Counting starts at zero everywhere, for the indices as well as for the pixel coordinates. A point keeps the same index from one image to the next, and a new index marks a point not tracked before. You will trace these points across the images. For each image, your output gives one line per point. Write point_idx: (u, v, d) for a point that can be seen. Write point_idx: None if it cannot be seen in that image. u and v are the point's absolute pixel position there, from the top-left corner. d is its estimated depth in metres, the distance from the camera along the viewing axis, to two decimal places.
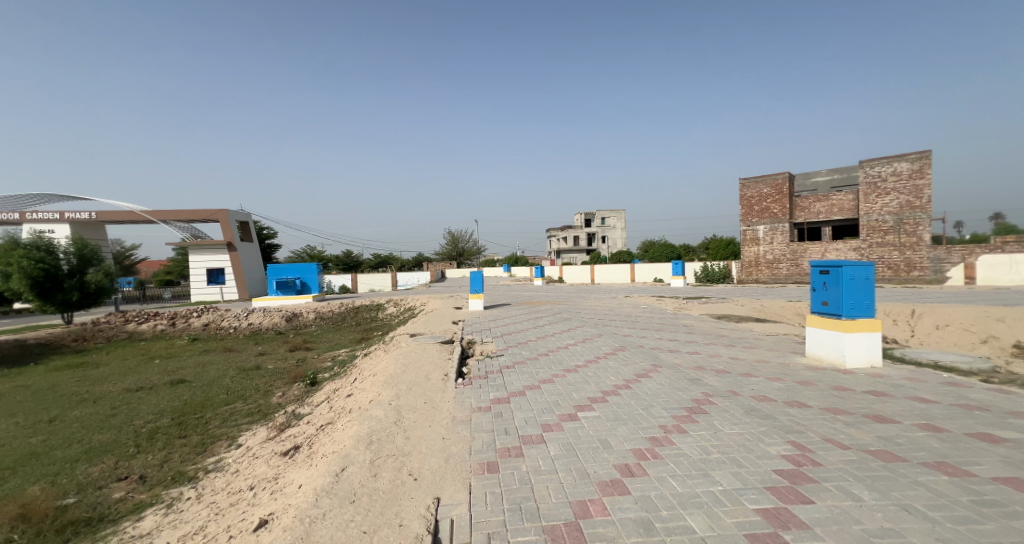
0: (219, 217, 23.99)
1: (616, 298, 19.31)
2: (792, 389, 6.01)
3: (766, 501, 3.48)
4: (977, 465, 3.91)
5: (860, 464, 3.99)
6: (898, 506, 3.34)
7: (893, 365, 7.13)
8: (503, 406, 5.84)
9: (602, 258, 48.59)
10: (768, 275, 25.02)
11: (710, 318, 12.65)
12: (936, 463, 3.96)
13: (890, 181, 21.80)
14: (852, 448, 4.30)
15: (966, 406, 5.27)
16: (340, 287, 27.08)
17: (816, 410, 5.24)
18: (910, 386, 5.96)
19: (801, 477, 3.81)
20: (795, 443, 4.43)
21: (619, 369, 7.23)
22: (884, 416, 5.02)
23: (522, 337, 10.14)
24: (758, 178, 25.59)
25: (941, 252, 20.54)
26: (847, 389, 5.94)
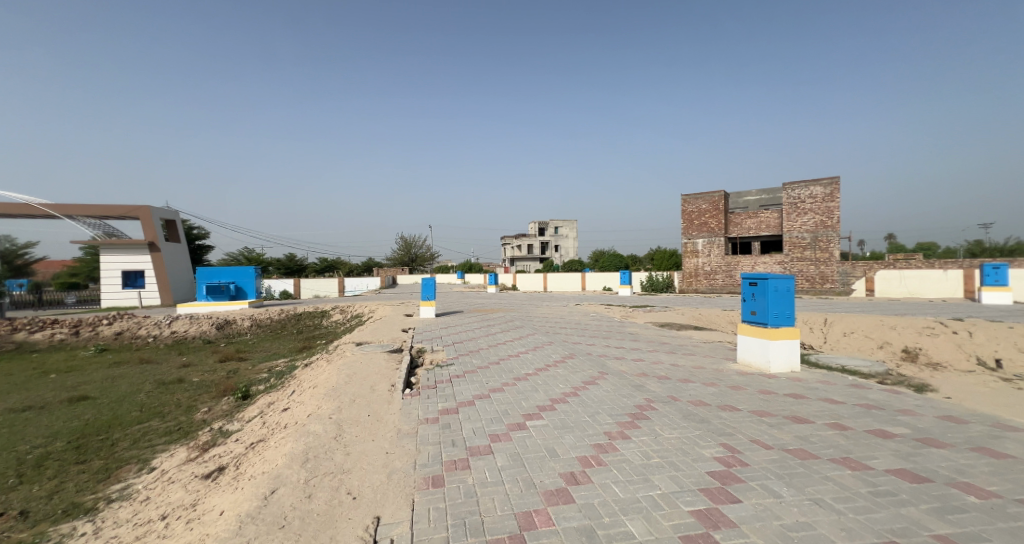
0: (139, 214, 21.95)
1: (567, 306, 19.57)
2: (724, 393, 6.28)
3: (699, 502, 3.56)
4: (874, 459, 4.25)
5: (781, 462, 4.20)
6: (811, 501, 3.54)
7: (807, 369, 7.68)
8: (451, 417, 5.67)
9: (555, 266, 49.36)
10: (706, 285, 26.44)
11: (653, 326, 13.11)
12: (843, 458, 4.26)
13: (807, 202, 23.83)
14: (774, 447, 4.52)
15: (866, 405, 5.75)
16: (281, 292, 25.61)
17: (744, 413, 5.49)
18: (823, 388, 6.43)
19: (730, 477, 3.95)
20: (726, 445, 4.60)
21: (568, 377, 7.26)
22: (802, 417, 5.35)
23: (473, 345, 9.99)
24: (697, 194, 27.02)
25: (848, 267, 22.61)
26: (770, 392, 6.29)
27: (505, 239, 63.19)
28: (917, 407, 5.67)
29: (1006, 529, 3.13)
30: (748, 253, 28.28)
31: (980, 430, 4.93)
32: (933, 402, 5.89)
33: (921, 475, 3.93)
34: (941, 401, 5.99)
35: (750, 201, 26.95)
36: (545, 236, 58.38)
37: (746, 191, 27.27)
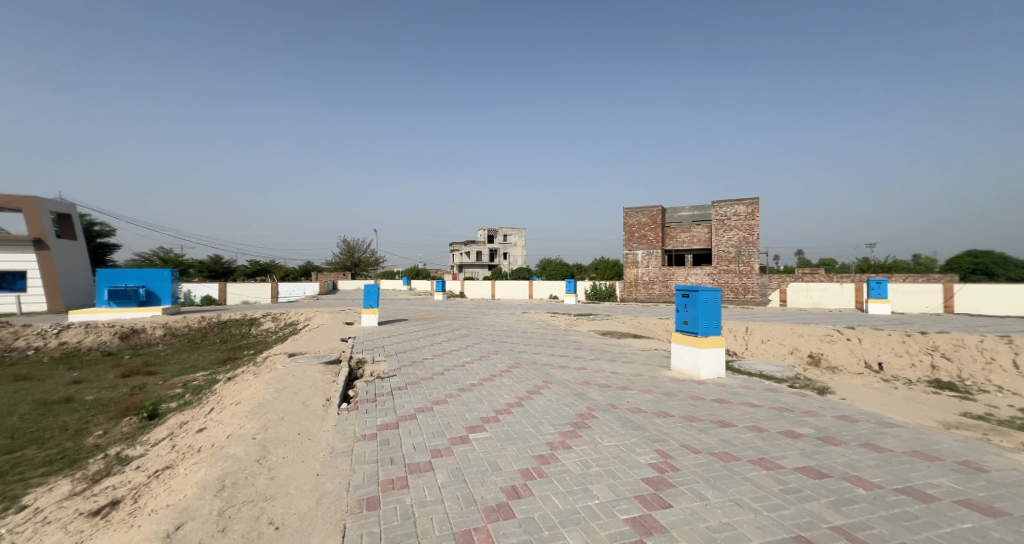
0: (23, 207, 19.55)
1: (515, 314, 19.54)
2: (659, 400, 6.42)
3: (634, 510, 3.55)
4: (784, 457, 4.49)
5: (707, 466, 4.30)
6: (732, 501, 3.65)
7: (730, 374, 8.08)
8: (391, 432, 5.34)
9: (503, 273, 49.47)
10: (644, 294, 27.50)
11: (595, 334, 13.36)
12: (759, 459, 4.45)
13: (732, 220, 25.67)
14: (702, 451, 4.64)
15: (779, 408, 6.11)
16: (202, 297, 23.35)
17: (676, 418, 5.62)
18: (744, 393, 6.77)
19: (662, 483, 3.98)
20: (660, 451, 4.65)
21: (512, 387, 7.14)
22: (725, 420, 5.57)
23: (418, 355, 9.61)
24: (638, 208, 28.18)
25: (765, 279, 24.48)
26: (699, 397, 6.52)
27: (454, 245, 62.45)
28: (819, 407, 6.12)
29: (887, 517, 3.42)
30: (681, 265, 29.88)
31: (868, 427, 5.40)
32: (832, 403, 6.40)
33: (822, 471, 4.20)
34: (839, 401, 6.53)
35: (684, 216, 28.48)
36: (494, 243, 58.36)
37: (680, 207, 28.86)
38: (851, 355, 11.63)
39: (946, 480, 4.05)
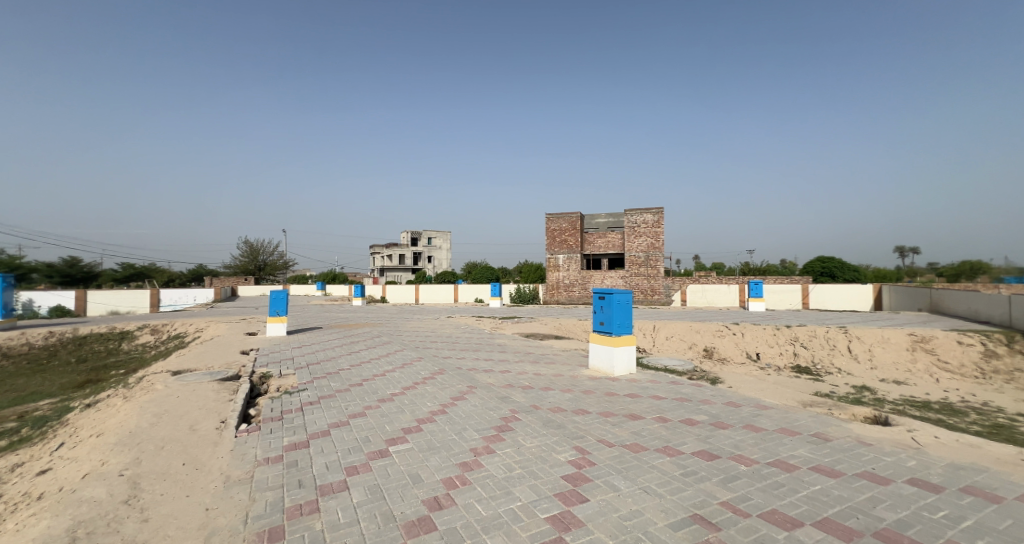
0: None
1: (438, 319, 19.01)
2: (578, 399, 6.49)
3: (554, 507, 3.48)
4: (684, 443, 4.73)
5: (619, 457, 4.39)
6: (640, 489, 3.74)
7: (639, 370, 8.47)
8: (299, 452, 4.79)
9: (427, 277, 48.26)
10: (566, 296, 28.37)
11: (519, 337, 13.37)
12: (664, 447, 4.64)
13: (641, 227, 27.44)
14: (615, 444, 4.74)
15: (680, 398, 6.50)
16: (52, 308, 19.92)
17: (593, 415, 5.72)
18: (652, 387, 7.12)
19: (580, 478, 3.97)
20: (578, 447, 4.67)
21: (436, 394, 6.82)
22: (637, 413, 5.77)
23: (332, 366, 8.87)
24: (559, 213, 28.98)
25: (670, 282, 26.45)
26: (613, 394, 6.71)
27: (374, 247, 59.69)
28: (712, 396, 6.61)
29: (764, 488, 3.74)
30: (599, 268, 31.31)
31: (749, 410, 5.93)
32: (722, 391, 6.97)
33: (713, 452, 4.49)
34: (727, 389, 7.13)
35: (601, 223, 29.77)
36: (417, 246, 56.82)
37: (597, 214, 30.19)
38: (739, 348, 12.87)
39: (803, 449, 4.56)
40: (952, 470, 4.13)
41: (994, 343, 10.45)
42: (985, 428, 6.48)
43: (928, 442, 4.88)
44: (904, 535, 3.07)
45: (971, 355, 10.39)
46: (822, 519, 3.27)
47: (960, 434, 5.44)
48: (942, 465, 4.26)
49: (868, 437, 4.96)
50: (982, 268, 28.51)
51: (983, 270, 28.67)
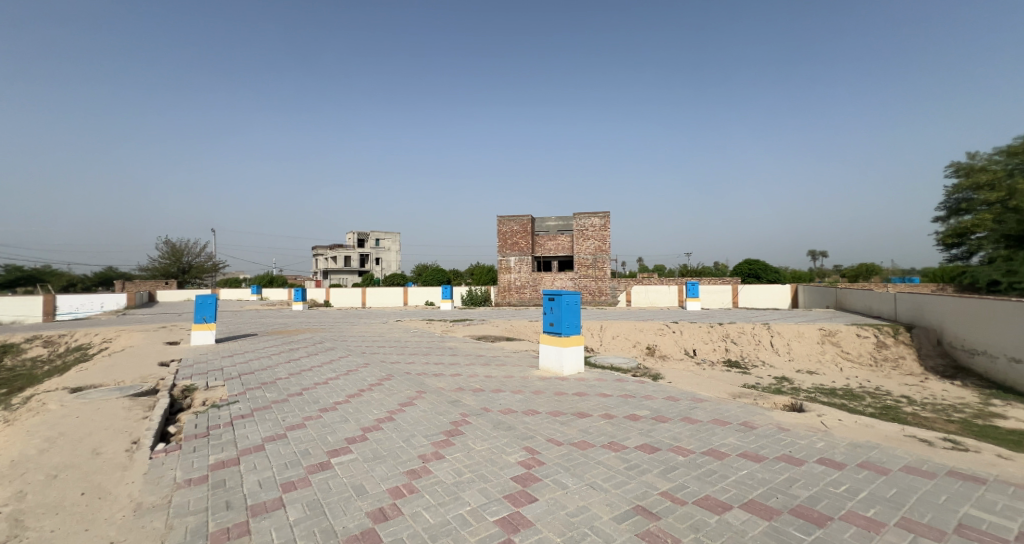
0: None
1: (386, 322, 18.39)
2: (528, 399, 6.44)
3: (503, 509, 3.38)
4: (627, 438, 4.80)
5: (568, 456, 4.37)
6: (587, 485, 3.72)
7: (586, 368, 8.60)
8: (227, 471, 4.34)
9: (374, 280, 46.67)
10: (517, 298, 28.47)
11: (470, 339, 13.20)
12: (610, 443, 4.68)
13: (589, 230, 28.12)
14: (563, 443, 4.72)
15: (624, 395, 6.64)
16: None
17: (543, 415, 5.67)
18: (598, 385, 7.22)
19: (530, 478, 3.90)
20: (528, 448, 4.59)
21: (383, 401, 6.51)
22: (584, 411, 5.80)
23: (268, 375, 8.24)
24: (510, 216, 29.06)
25: (617, 283, 27.29)
26: (562, 393, 6.73)
27: (317, 248, 56.82)
28: (653, 391, 6.82)
29: (698, 476, 3.85)
30: (549, 270, 31.75)
31: (687, 403, 6.17)
32: (662, 386, 7.21)
33: (654, 445, 4.59)
34: (667, 385, 7.39)
35: (551, 226, 30.22)
36: (364, 248, 54.87)
37: (547, 217, 30.64)
38: (680, 346, 13.42)
39: (733, 438, 4.77)
40: (851, 448, 4.51)
41: (884, 334, 11.70)
42: (880, 410, 7.18)
43: (834, 425, 5.31)
44: (814, 509, 3.29)
45: (868, 346, 11.58)
46: (748, 501, 3.43)
47: (860, 417, 5.98)
48: (844, 444, 4.64)
49: (787, 423, 5.31)
50: (873, 270, 32.35)
51: (874, 272, 32.57)
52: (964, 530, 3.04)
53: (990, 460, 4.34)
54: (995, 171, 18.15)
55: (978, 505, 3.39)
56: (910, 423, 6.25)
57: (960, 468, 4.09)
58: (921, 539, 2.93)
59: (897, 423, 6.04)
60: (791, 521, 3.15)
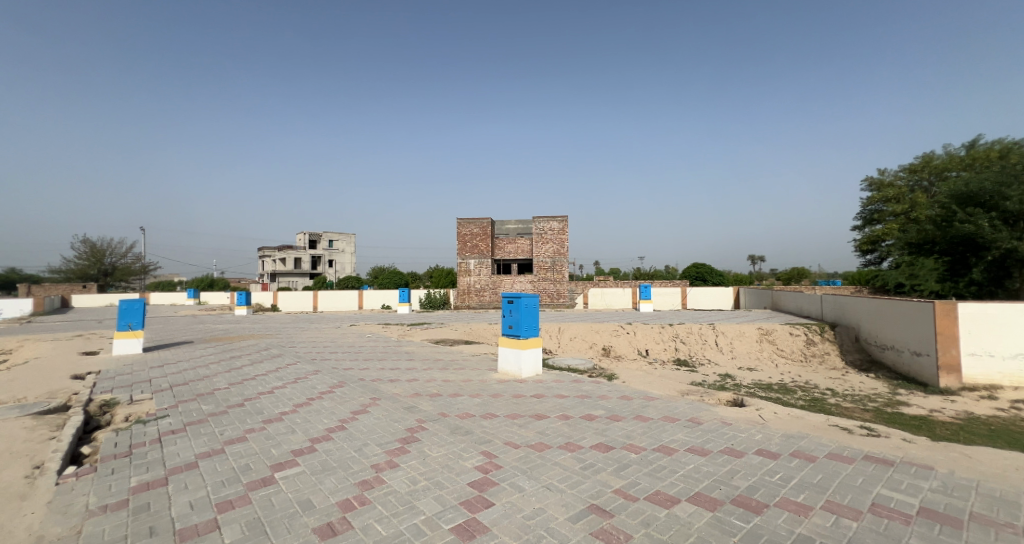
0: None
1: (339, 327, 17.64)
2: (487, 403, 6.35)
3: (459, 517, 3.27)
4: (583, 438, 4.83)
5: (526, 458, 4.32)
6: (544, 486, 3.69)
7: (544, 370, 8.61)
8: (153, 492, 3.89)
9: (327, 282, 44.81)
10: (476, 301, 28.25)
11: (428, 343, 12.90)
12: (566, 443, 4.68)
13: (548, 234, 28.42)
14: (521, 445, 4.66)
15: (580, 395, 6.70)
16: None
17: (501, 418, 5.60)
18: (555, 386, 7.25)
19: (486, 483, 3.81)
20: (485, 452, 4.49)
21: (334, 409, 6.16)
22: (542, 413, 5.79)
23: (204, 386, 7.61)
24: (470, 218, 28.84)
25: (575, 286, 27.73)
26: (520, 395, 6.70)
27: (262, 249, 53.69)
28: (608, 391, 6.93)
29: (649, 472, 3.92)
30: (509, 273, 31.80)
31: (639, 402, 6.31)
32: (617, 386, 7.36)
33: (609, 444, 4.64)
34: (621, 384, 7.55)
35: (510, 229, 30.31)
36: (316, 249, 52.62)
37: (506, 220, 30.67)
38: (634, 347, 13.78)
39: (681, 434, 4.92)
40: (786, 438, 4.78)
41: (812, 332, 12.60)
42: (810, 402, 7.69)
43: (771, 418, 5.61)
44: (752, 498, 3.44)
45: (799, 343, 12.45)
46: (695, 494, 3.52)
47: (793, 409, 6.37)
48: (780, 435, 4.91)
49: (730, 418, 5.55)
50: (803, 274, 35.02)
51: (804, 276, 35.29)
52: (877, 508, 3.28)
53: (898, 443, 4.75)
54: (900, 187, 20.14)
55: (888, 484, 3.67)
56: (837, 414, 6.73)
57: (874, 452, 4.43)
58: (842, 519, 3.13)
59: (825, 414, 6.49)
60: (732, 511, 3.26)
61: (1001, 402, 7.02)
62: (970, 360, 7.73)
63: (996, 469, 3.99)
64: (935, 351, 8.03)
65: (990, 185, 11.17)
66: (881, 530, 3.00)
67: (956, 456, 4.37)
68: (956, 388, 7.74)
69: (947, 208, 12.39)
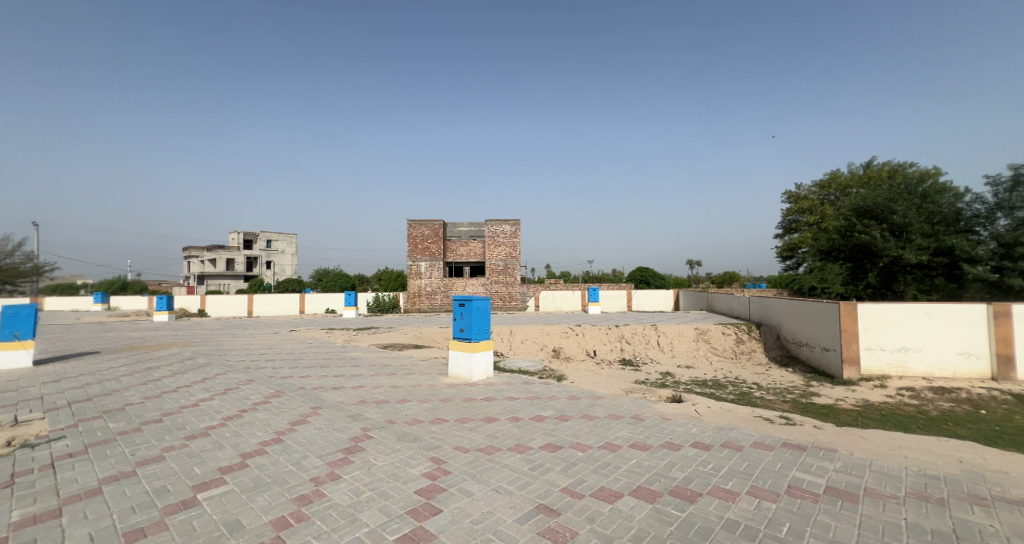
0: None
1: (278, 333, 16.57)
2: (436, 408, 6.23)
3: (405, 526, 3.17)
4: (532, 439, 4.86)
5: (474, 461, 4.29)
6: (492, 489, 3.68)
7: (495, 373, 8.59)
8: (44, 525, 3.41)
9: (264, 285, 42.01)
10: (427, 304, 27.70)
11: (376, 348, 12.47)
12: (516, 445, 4.70)
13: (501, 237, 28.44)
14: (470, 449, 4.62)
15: (530, 397, 6.76)
16: None
17: (450, 423, 5.51)
18: (506, 389, 7.26)
19: (434, 489, 3.72)
20: (433, 458, 4.40)
21: (269, 421, 5.77)
22: (491, 416, 5.77)
23: (114, 401, 6.84)
24: (421, 220, 28.24)
25: (526, 289, 27.97)
26: (470, 399, 6.64)
27: (189, 248, 49.35)
28: (557, 392, 7.05)
29: (595, 469, 4.02)
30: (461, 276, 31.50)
31: (587, 401, 6.47)
32: (566, 386, 7.50)
33: (557, 444, 4.71)
34: (569, 385, 7.71)
35: (463, 231, 30.04)
36: (253, 250, 49.29)
37: (459, 222, 30.32)
38: (582, 348, 14.12)
39: (625, 430, 5.10)
40: (718, 430, 5.10)
41: (742, 332, 13.63)
42: (740, 396, 8.28)
43: (705, 412, 5.96)
44: (689, 488, 3.62)
45: (730, 342, 13.38)
46: (637, 487, 3.65)
47: (725, 403, 6.82)
48: (713, 427, 5.24)
49: (669, 413, 5.84)
50: (735, 278, 37.70)
51: (735, 279, 38.00)
52: (794, 490, 3.57)
53: (810, 430, 5.23)
54: (814, 199, 22.23)
55: (803, 468, 4.03)
56: (762, 406, 7.30)
57: (791, 439, 4.84)
58: (764, 502, 3.38)
59: (752, 406, 7.02)
60: (670, 501, 3.42)
61: (890, 390, 7.95)
62: (867, 354, 8.67)
63: (885, 448, 4.50)
64: (839, 346, 8.92)
65: (881, 200, 12.60)
66: (795, 510, 3.27)
67: (855, 439, 4.88)
68: (856, 379, 8.64)
69: (848, 219, 13.83)
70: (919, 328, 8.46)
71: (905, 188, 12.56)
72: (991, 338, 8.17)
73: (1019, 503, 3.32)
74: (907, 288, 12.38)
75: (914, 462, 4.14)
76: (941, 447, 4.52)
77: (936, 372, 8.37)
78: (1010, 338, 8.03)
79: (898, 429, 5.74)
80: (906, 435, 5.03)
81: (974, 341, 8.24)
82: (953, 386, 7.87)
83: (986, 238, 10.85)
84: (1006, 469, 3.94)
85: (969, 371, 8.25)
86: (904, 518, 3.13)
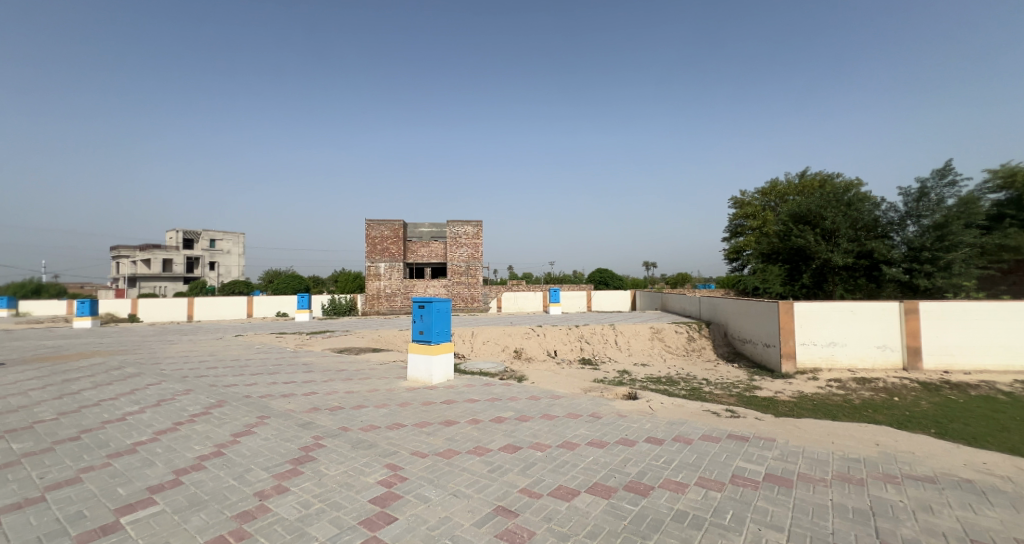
0: None
1: (223, 339, 15.64)
2: (394, 412, 6.12)
3: (358, 537, 3.11)
4: (492, 441, 4.89)
5: (433, 466, 4.26)
6: (451, 493, 3.68)
7: (456, 375, 8.56)
8: None
9: (207, 287, 39.49)
10: (387, 307, 27.09)
11: (331, 352, 12.04)
12: (475, 448, 4.70)
13: (462, 238, 28.28)
14: (429, 454, 4.58)
15: (490, 398, 6.78)
16: None
17: (408, 428, 5.43)
18: (467, 391, 7.24)
19: (390, 496, 3.68)
20: (390, 465, 4.33)
21: (208, 434, 5.46)
22: (451, 419, 5.74)
23: (23, 419, 6.20)
24: (380, 220, 27.57)
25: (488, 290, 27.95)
26: (430, 402, 6.58)
27: (120, 248, 45.51)
28: (517, 392, 7.13)
29: (553, 468, 4.11)
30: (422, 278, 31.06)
31: (546, 401, 6.57)
32: (526, 387, 7.59)
33: (516, 445, 4.76)
34: (530, 385, 7.80)
35: (424, 232, 29.62)
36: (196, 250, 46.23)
37: (420, 222, 29.91)
38: (544, 348, 14.30)
39: (583, 429, 5.24)
40: (670, 425, 5.34)
41: (693, 329, 14.34)
42: (691, 391, 8.70)
43: (658, 408, 6.22)
44: (641, 483, 3.78)
45: (682, 340, 14.02)
46: (592, 485, 3.77)
47: (676, 398, 7.15)
48: (665, 422, 5.48)
49: (625, 410, 6.04)
50: (687, 279, 39.51)
51: (688, 280, 39.84)
52: (736, 479, 3.81)
53: (751, 421, 5.58)
54: (756, 205, 23.70)
55: (744, 457, 4.30)
56: (710, 400, 7.69)
57: (734, 430, 5.15)
58: (709, 492, 3.59)
59: (700, 401, 7.40)
60: (623, 496, 3.56)
61: (821, 381, 8.63)
62: (801, 349, 9.35)
63: (815, 435, 4.89)
64: (778, 342, 9.55)
65: (813, 207, 13.67)
66: (737, 498, 3.48)
67: (790, 428, 5.27)
68: (792, 372, 9.29)
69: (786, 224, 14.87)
70: (845, 324, 9.21)
71: (833, 196, 13.71)
72: (904, 332, 9.03)
73: (924, 480, 3.72)
74: (835, 288, 13.43)
75: (840, 447, 4.52)
76: (862, 432, 4.97)
77: (859, 363, 9.15)
78: (918, 332, 8.92)
79: (827, 417, 6.24)
80: (834, 422, 5.49)
81: (890, 335, 9.08)
82: (872, 377, 8.65)
83: (899, 243, 12.02)
84: (914, 450, 4.40)
85: (885, 363, 9.08)
86: (830, 499, 3.43)
